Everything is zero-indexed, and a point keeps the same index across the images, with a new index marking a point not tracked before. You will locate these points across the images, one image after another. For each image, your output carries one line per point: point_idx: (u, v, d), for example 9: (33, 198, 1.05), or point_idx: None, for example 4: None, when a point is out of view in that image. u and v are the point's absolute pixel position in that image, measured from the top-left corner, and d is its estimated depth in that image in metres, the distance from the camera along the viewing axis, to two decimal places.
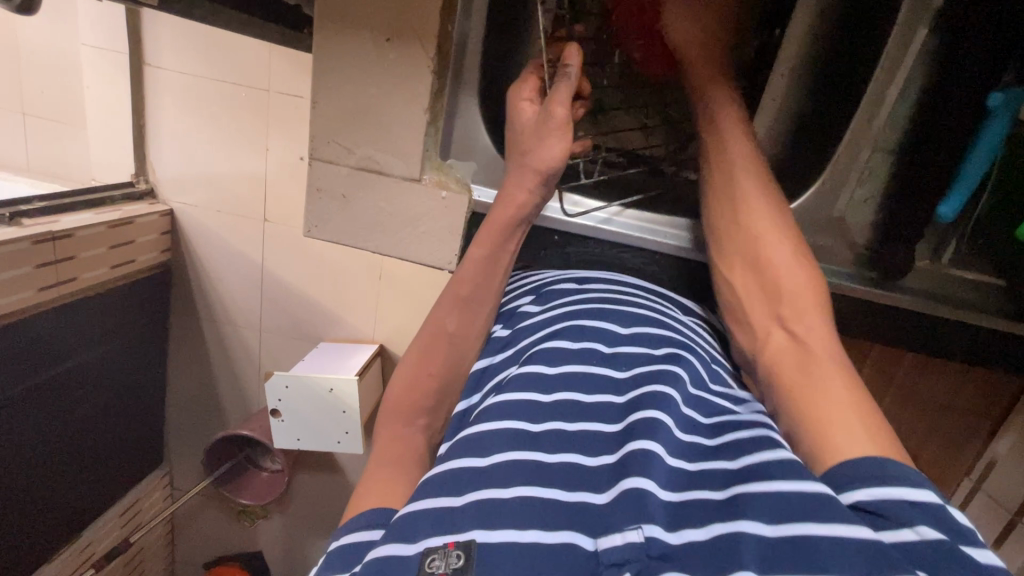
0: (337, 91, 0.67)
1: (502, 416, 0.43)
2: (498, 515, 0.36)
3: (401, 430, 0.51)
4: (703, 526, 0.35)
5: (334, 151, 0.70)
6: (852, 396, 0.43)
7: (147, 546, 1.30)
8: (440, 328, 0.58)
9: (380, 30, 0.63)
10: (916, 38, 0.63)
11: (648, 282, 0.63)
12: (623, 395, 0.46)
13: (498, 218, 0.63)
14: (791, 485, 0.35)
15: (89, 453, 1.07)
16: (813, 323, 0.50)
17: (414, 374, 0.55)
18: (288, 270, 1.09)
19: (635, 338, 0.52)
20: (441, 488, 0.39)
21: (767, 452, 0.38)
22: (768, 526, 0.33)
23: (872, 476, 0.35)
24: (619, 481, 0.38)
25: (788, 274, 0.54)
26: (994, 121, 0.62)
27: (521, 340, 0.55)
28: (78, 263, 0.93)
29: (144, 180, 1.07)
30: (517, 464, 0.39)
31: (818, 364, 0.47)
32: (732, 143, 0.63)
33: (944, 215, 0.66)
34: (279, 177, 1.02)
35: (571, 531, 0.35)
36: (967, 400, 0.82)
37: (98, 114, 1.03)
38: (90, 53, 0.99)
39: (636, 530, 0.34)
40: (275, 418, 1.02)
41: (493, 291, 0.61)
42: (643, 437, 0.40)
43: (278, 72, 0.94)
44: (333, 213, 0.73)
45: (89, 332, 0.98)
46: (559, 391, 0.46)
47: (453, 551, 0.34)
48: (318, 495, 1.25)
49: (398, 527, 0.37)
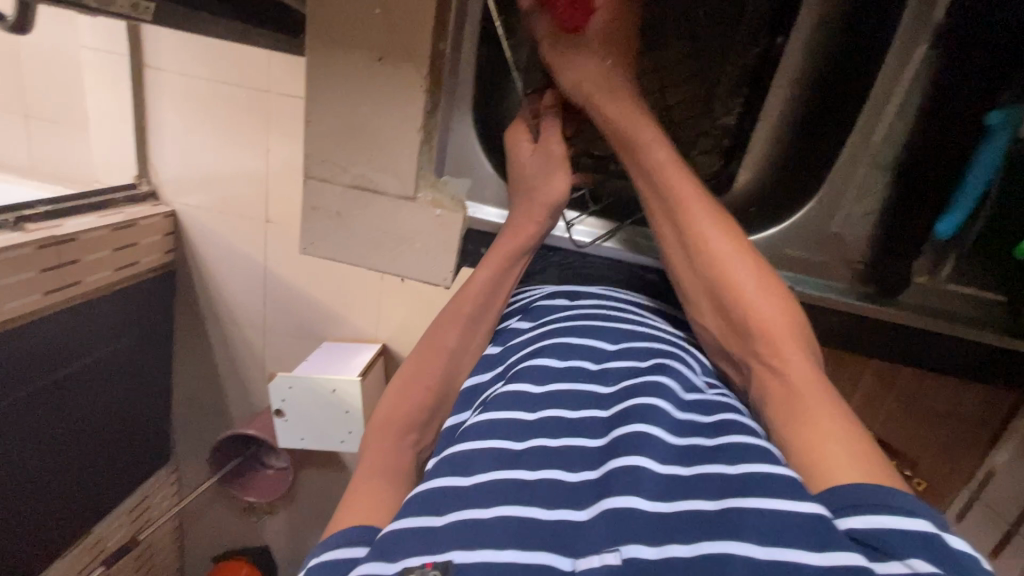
0: (332, 98, 0.66)
1: (483, 436, 0.44)
2: (478, 535, 0.36)
3: (395, 448, 0.51)
4: (691, 543, 0.34)
5: (330, 168, 0.70)
6: (839, 424, 0.42)
7: (156, 542, 1.33)
8: (439, 346, 0.58)
9: (372, 49, 0.63)
10: (916, 54, 0.63)
11: (640, 299, 0.64)
12: (608, 409, 0.46)
13: (505, 247, 0.65)
14: (781, 504, 0.35)
15: (97, 453, 1.08)
16: (789, 351, 0.48)
17: (406, 393, 0.55)
18: (291, 273, 1.10)
19: (623, 351, 0.52)
20: (421, 507, 0.40)
21: (758, 465, 0.38)
22: (760, 547, 0.33)
23: (866, 502, 0.35)
24: (601, 499, 0.38)
25: (755, 299, 0.52)
26: (994, 139, 0.61)
27: (511, 356, 0.55)
28: (82, 266, 0.93)
29: (146, 182, 1.08)
30: (500, 482, 0.40)
31: (802, 401, 0.44)
32: (668, 173, 0.59)
33: (941, 233, 0.67)
34: (279, 178, 1.02)
35: (550, 553, 0.35)
36: (968, 409, 0.82)
37: (99, 117, 1.03)
38: (91, 56, 0.99)
39: (614, 552, 0.34)
40: (279, 418, 1.03)
41: (493, 311, 0.62)
42: (629, 454, 0.40)
43: (276, 76, 0.94)
44: (330, 221, 0.73)
45: (94, 334, 0.99)
46: (544, 408, 0.46)
47: (430, 571, 0.34)
48: (322, 494, 1.27)
49: (382, 546, 0.38)
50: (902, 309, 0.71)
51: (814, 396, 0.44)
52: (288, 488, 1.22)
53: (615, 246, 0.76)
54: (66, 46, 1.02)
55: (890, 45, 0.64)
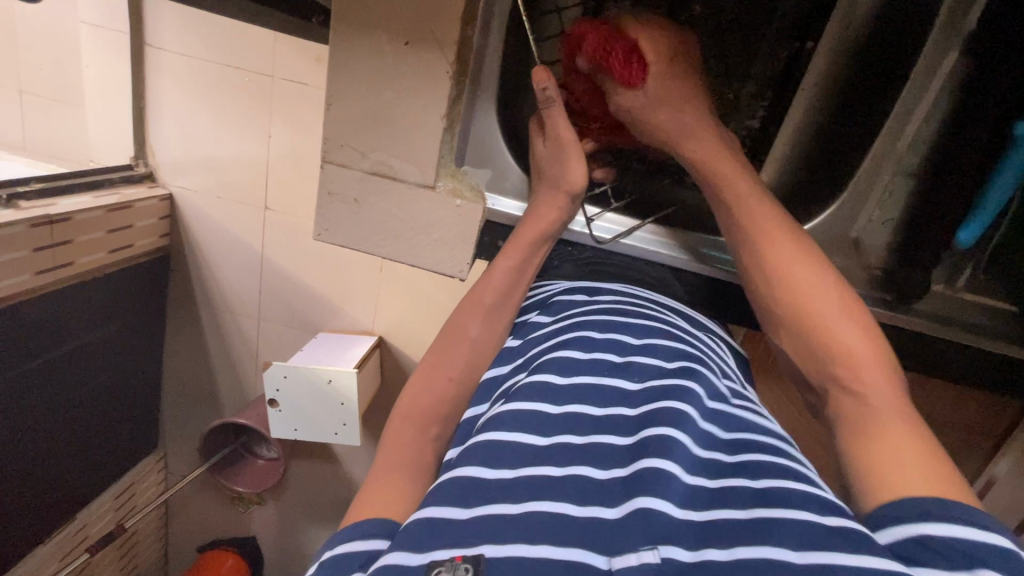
0: (347, 85, 0.65)
1: (511, 428, 0.43)
2: (509, 530, 0.36)
3: (412, 437, 0.51)
4: (726, 548, 0.34)
5: (348, 155, 0.69)
6: (914, 443, 0.41)
7: (140, 530, 1.31)
8: (463, 331, 0.58)
9: (396, 34, 0.62)
10: (945, 62, 0.64)
11: (665, 297, 0.64)
12: (635, 408, 0.46)
13: (527, 234, 0.66)
14: (810, 515, 0.36)
15: (84, 436, 1.06)
16: (873, 379, 0.47)
17: (428, 382, 0.55)
18: (291, 261, 1.08)
19: (647, 347, 0.52)
20: (446, 498, 0.39)
21: (790, 482, 0.39)
22: (794, 552, 0.33)
23: (918, 513, 0.36)
24: (632, 497, 0.37)
25: (835, 317, 0.52)
26: (1017, 151, 0.60)
27: (529, 349, 0.55)
28: (75, 247, 0.91)
29: (143, 163, 1.06)
30: (530, 480, 0.39)
31: (880, 425, 0.44)
32: (749, 200, 0.59)
33: (963, 241, 0.66)
34: (281, 164, 1.00)
35: (581, 549, 0.34)
36: (967, 417, 0.83)
37: (98, 95, 1.01)
38: (91, 32, 0.97)
39: (652, 551, 0.33)
40: (272, 407, 1.01)
41: (514, 301, 0.62)
42: (657, 456, 0.40)
43: (283, 61, 0.93)
44: (346, 211, 0.72)
45: (86, 315, 0.97)
46: (570, 403, 0.46)
47: (461, 565, 0.34)
48: (315, 485, 1.25)
49: (409, 535, 0.37)
50: (918, 317, 0.72)
51: (889, 421, 0.44)
52: (278, 479, 1.20)
53: (633, 244, 0.75)
54: (64, 22, 1.00)
55: (919, 53, 0.65)
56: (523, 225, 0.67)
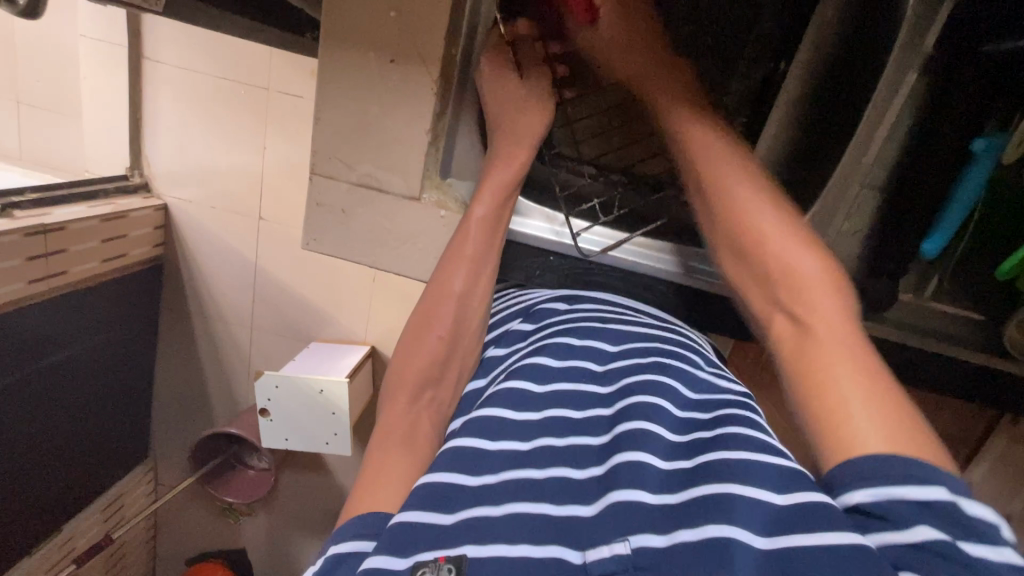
0: (337, 100, 0.67)
1: (487, 434, 0.44)
2: (488, 532, 0.37)
3: (406, 409, 0.51)
4: (695, 526, 0.34)
5: (336, 166, 0.70)
6: (859, 370, 0.39)
7: (128, 542, 1.30)
8: (449, 289, 0.59)
9: (384, 52, 0.64)
10: (908, 77, 0.61)
11: (632, 300, 0.65)
12: (611, 406, 0.47)
13: (498, 178, 0.64)
14: (772, 495, 0.36)
15: (74, 446, 1.06)
16: (821, 302, 0.45)
17: (417, 345, 0.56)
18: (284, 272, 1.09)
19: (624, 352, 0.53)
20: (425, 501, 0.40)
21: (761, 453, 0.39)
22: (764, 538, 0.33)
23: (875, 475, 0.34)
24: (606, 493, 0.38)
25: (795, 256, 0.50)
26: (976, 166, 0.65)
27: (512, 356, 0.56)
28: (68, 256, 0.92)
29: (138, 174, 1.07)
30: (511, 482, 0.40)
31: (823, 348, 0.42)
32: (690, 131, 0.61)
33: (928, 252, 0.71)
34: (276, 175, 1.01)
35: (559, 546, 0.36)
36: (945, 419, 0.85)
37: (94, 106, 1.02)
38: (88, 45, 0.98)
39: (624, 542, 0.35)
40: (263, 417, 1.02)
41: (496, 247, 0.64)
42: (630, 449, 0.40)
43: (279, 74, 0.95)
44: (333, 219, 0.73)
45: (78, 324, 0.98)
46: (548, 408, 0.47)
47: (444, 565, 0.35)
48: (305, 495, 1.25)
49: (390, 538, 0.38)
50: (889, 325, 0.73)
51: (837, 352, 0.41)
52: (268, 489, 1.19)
53: (621, 256, 0.74)
54: (61, 34, 1.02)
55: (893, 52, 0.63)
56: (494, 168, 0.65)
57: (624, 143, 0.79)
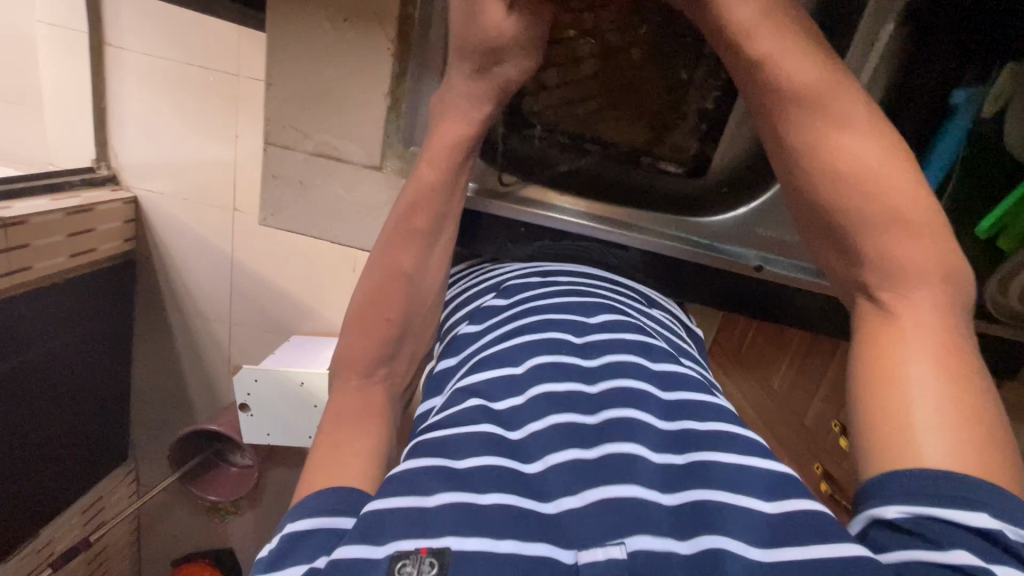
0: (291, 67, 0.65)
1: (468, 420, 0.40)
2: (472, 521, 0.33)
3: (359, 386, 0.50)
4: (689, 539, 0.32)
5: (291, 136, 0.68)
6: (941, 375, 0.36)
7: (110, 545, 1.27)
8: (396, 268, 0.57)
9: (336, 11, 0.62)
10: (882, 35, 0.62)
11: (626, 281, 0.62)
12: (593, 385, 0.44)
13: (446, 135, 0.60)
14: (757, 503, 0.34)
15: (47, 448, 1.03)
16: (920, 300, 0.40)
17: (366, 327, 0.53)
18: (259, 261, 1.06)
19: (605, 325, 0.50)
20: (406, 485, 0.36)
21: (754, 459, 0.37)
22: (755, 546, 0.32)
23: (916, 492, 0.32)
24: (597, 485, 0.35)
25: (898, 240, 0.43)
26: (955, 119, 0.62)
27: (485, 335, 0.51)
28: (33, 251, 0.89)
29: (105, 166, 1.03)
30: (494, 468, 0.37)
31: (908, 353, 0.38)
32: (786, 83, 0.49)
33: None
34: (247, 162, 0.98)
35: (547, 544, 0.32)
36: None
37: (56, 96, 0.98)
38: (47, 31, 0.94)
39: (619, 545, 0.31)
40: (243, 412, 0.99)
41: (449, 214, 0.62)
42: (622, 440, 0.38)
43: (244, 57, 0.91)
44: (291, 192, 0.71)
45: (45, 322, 0.94)
46: (532, 387, 0.43)
47: (426, 559, 0.31)
48: (290, 491, 1.23)
49: (366, 525, 0.34)
50: None
51: (919, 349, 0.38)
52: (252, 486, 1.17)
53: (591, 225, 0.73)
54: (17, 21, 0.97)
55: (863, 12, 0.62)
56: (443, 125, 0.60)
57: (595, 107, 0.71)
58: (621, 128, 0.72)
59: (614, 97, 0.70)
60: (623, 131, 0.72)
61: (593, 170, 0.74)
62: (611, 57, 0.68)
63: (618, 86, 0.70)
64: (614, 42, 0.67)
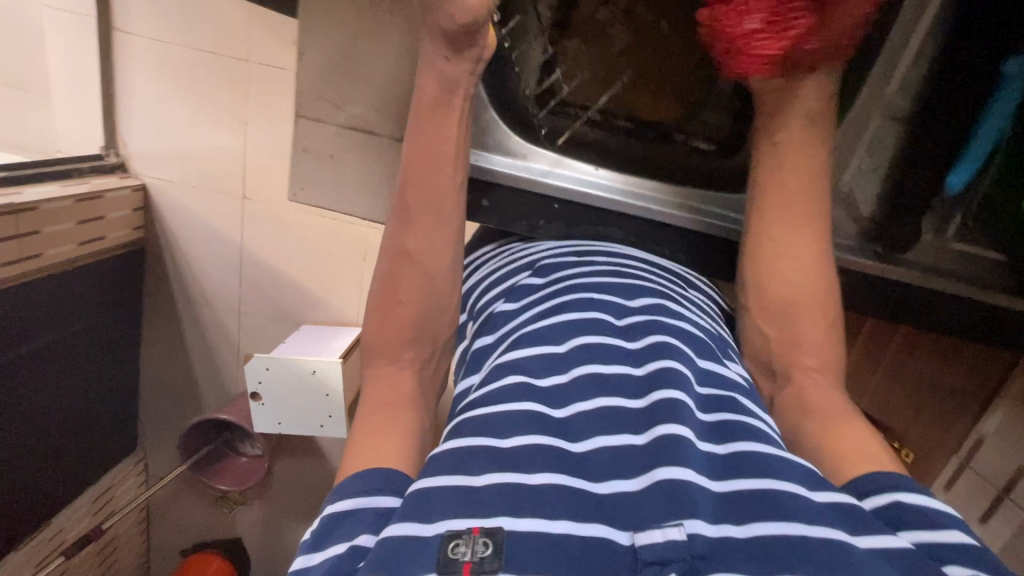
0: (326, 39, 0.64)
1: (509, 399, 0.39)
2: (525, 502, 0.33)
3: (391, 371, 0.51)
4: (744, 524, 0.32)
5: (322, 108, 0.67)
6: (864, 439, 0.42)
7: (119, 535, 1.27)
8: (399, 248, 0.57)
9: None
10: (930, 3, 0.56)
11: (655, 257, 0.61)
12: (641, 366, 0.42)
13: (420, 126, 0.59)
14: (802, 490, 0.34)
15: (58, 438, 1.02)
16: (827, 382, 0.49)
17: (384, 313, 0.54)
18: (269, 251, 1.05)
19: (643, 307, 0.48)
20: (453, 464, 0.35)
21: (787, 454, 0.37)
22: (807, 526, 0.31)
23: (903, 484, 0.36)
24: (652, 468, 0.34)
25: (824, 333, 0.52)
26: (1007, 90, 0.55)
27: (522, 315, 0.49)
28: (44, 237, 0.88)
29: (114, 153, 1.02)
30: (538, 449, 0.36)
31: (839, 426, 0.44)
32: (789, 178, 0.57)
33: (951, 186, 0.60)
34: (258, 151, 0.97)
35: (602, 525, 0.32)
36: (955, 377, 0.78)
37: (65, 82, 0.97)
38: (55, 16, 0.93)
39: (677, 527, 0.31)
40: (254, 401, 0.99)
41: (448, 196, 0.59)
42: (670, 421, 0.36)
43: (258, 44, 0.90)
44: (321, 165, 0.70)
45: (56, 310, 0.93)
46: (577, 367, 0.42)
47: (479, 538, 0.31)
48: (299, 482, 1.22)
49: (414, 506, 0.33)
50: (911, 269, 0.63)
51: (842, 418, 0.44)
52: (261, 476, 1.17)
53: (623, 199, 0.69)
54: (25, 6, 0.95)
55: None
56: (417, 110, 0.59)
57: (629, 83, 0.72)
58: (654, 104, 0.72)
59: (646, 74, 0.71)
60: (655, 108, 0.72)
61: (622, 146, 0.73)
62: (647, 35, 0.69)
63: (653, 66, 0.71)
64: (649, 17, 0.68)
